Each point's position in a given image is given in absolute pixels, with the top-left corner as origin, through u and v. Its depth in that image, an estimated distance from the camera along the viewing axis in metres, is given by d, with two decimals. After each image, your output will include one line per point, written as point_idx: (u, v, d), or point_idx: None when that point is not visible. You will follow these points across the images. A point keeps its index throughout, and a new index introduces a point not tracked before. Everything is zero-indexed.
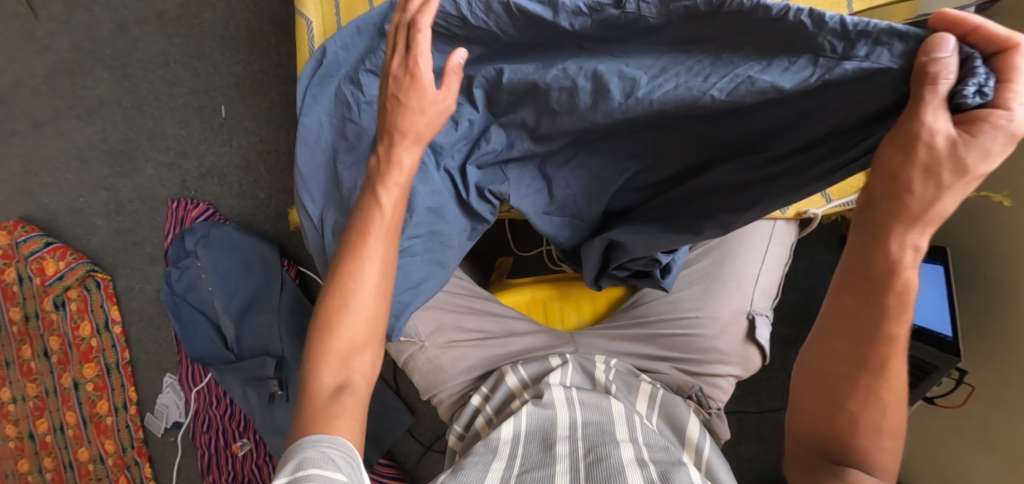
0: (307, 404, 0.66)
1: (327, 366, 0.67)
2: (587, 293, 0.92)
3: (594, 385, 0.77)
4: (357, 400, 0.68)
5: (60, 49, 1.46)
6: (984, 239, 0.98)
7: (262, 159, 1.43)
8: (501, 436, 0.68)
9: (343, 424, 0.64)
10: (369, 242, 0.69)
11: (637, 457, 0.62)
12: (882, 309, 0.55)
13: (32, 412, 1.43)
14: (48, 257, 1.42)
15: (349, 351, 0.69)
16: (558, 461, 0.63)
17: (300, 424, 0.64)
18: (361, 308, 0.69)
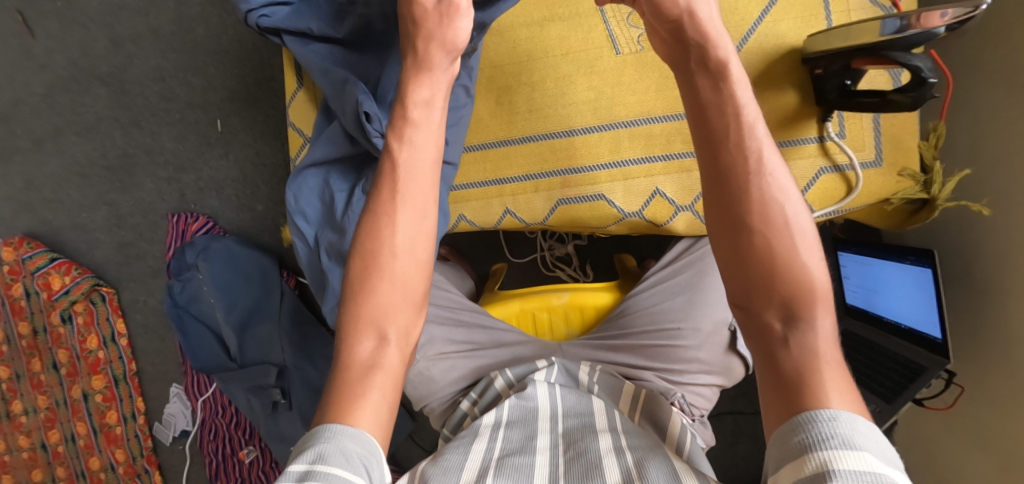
0: (344, 369, 0.63)
1: (360, 337, 0.64)
2: (575, 303, 0.92)
3: (576, 384, 0.78)
4: (389, 379, 0.63)
5: (57, 68, 1.48)
6: (975, 242, 0.98)
7: (259, 172, 1.45)
8: (484, 422, 0.70)
9: (370, 415, 0.60)
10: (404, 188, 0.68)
11: (614, 445, 0.63)
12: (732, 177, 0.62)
13: (44, 423, 1.45)
14: (53, 272, 1.44)
15: (378, 317, 0.65)
16: (539, 452, 0.64)
17: (330, 400, 0.61)
18: (390, 264, 0.66)
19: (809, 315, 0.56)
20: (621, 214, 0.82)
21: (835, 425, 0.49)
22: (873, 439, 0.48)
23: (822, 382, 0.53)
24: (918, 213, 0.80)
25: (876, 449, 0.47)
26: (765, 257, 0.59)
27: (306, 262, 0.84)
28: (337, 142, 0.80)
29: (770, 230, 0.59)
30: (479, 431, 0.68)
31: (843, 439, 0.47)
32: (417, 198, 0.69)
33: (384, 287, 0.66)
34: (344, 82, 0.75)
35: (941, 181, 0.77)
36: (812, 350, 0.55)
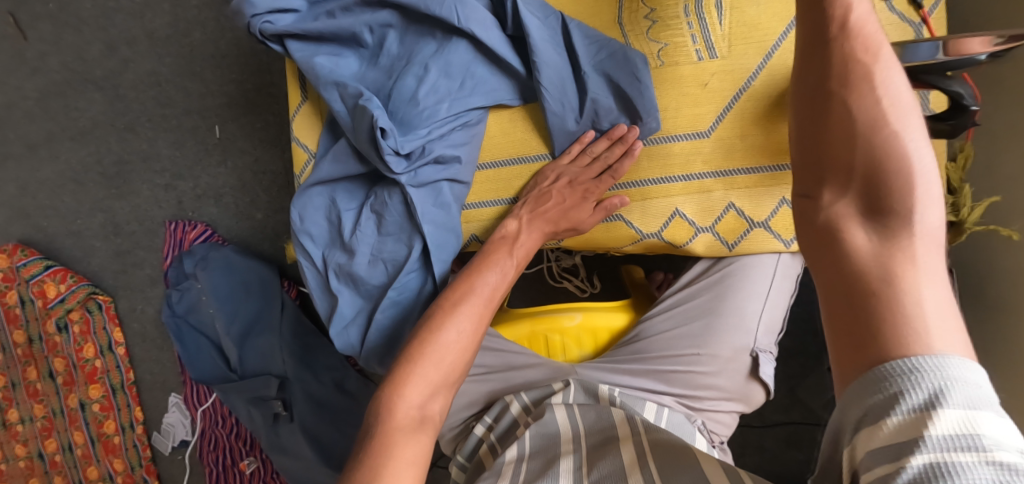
0: (385, 423, 0.63)
1: (411, 395, 0.65)
2: (588, 325, 0.90)
3: (597, 399, 0.76)
4: (429, 442, 0.64)
5: (50, 71, 1.44)
6: (992, 259, 0.96)
7: (258, 179, 1.42)
8: (506, 458, 0.68)
9: (410, 471, 0.60)
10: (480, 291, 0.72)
11: (637, 456, 0.62)
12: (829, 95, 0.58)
13: (41, 432, 1.42)
14: (48, 280, 1.41)
15: (436, 386, 0.66)
16: (561, 475, 0.63)
17: (366, 464, 0.60)
18: (456, 344, 0.69)
19: (914, 272, 0.48)
20: (638, 235, 0.80)
21: (928, 374, 0.43)
22: (971, 385, 0.42)
23: (923, 337, 0.45)
24: (944, 234, 0.78)
25: (975, 398, 0.41)
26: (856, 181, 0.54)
27: (314, 282, 0.82)
28: (344, 160, 0.77)
29: (877, 195, 0.53)
30: (502, 471, 0.66)
31: (932, 389, 0.42)
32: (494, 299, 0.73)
33: (440, 348, 0.68)
34: (357, 99, 0.72)
35: (970, 203, 0.74)
36: (895, 256, 0.49)
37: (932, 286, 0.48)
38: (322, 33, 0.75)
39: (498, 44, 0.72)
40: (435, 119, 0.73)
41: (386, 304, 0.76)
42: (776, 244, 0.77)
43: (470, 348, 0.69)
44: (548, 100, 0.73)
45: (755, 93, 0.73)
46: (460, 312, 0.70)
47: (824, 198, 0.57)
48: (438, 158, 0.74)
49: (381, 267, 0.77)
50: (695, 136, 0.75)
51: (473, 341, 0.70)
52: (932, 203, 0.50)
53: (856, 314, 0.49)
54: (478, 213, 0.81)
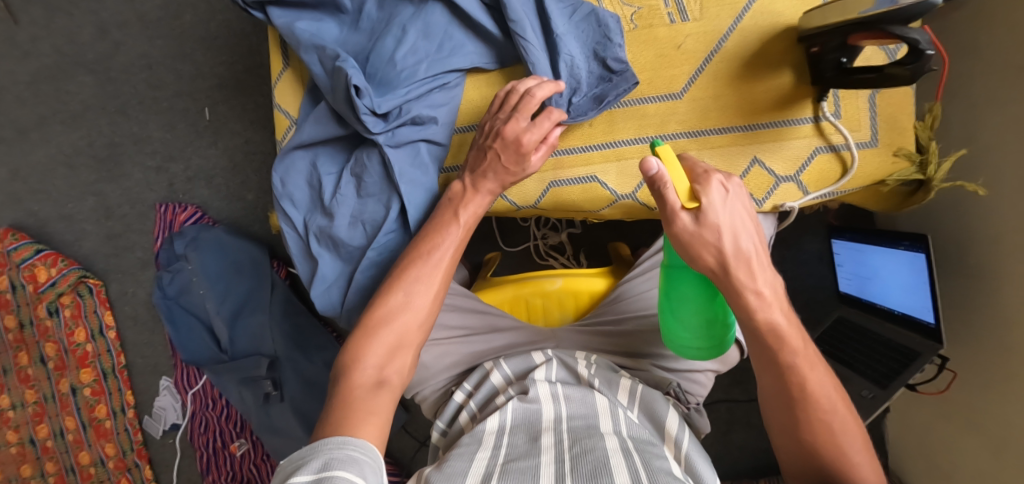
0: (345, 381, 0.65)
1: (372, 354, 0.67)
2: (569, 289, 0.91)
3: (577, 380, 0.76)
4: (390, 399, 0.65)
5: (41, 55, 1.45)
6: (968, 225, 0.98)
7: (249, 160, 1.43)
8: (486, 428, 0.69)
9: (373, 425, 0.62)
10: (436, 253, 0.72)
11: (621, 446, 0.62)
12: (783, 397, 0.67)
13: (32, 418, 1.42)
14: (40, 264, 1.41)
15: (396, 346, 0.68)
16: (543, 451, 0.63)
17: (333, 408, 0.62)
18: (416, 306, 0.70)
19: (836, 422, 0.64)
20: (614, 196, 0.81)
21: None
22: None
23: (856, 479, 0.62)
24: (914, 195, 0.79)
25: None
26: (804, 410, 0.65)
27: (296, 248, 0.83)
28: (325, 123, 0.78)
29: (777, 364, 0.66)
30: (483, 439, 0.67)
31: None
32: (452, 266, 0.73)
33: (401, 315, 0.69)
34: (334, 60, 0.73)
35: (937, 162, 0.76)
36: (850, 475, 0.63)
37: (844, 425, 0.65)
38: None
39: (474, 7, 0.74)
40: (412, 80, 0.74)
41: (366, 265, 0.77)
42: (749, 204, 0.79)
43: (427, 304, 0.70)
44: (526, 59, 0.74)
45: (727, 54, 0.75)
46: (417, 280, 0.71)
47: (780, 425, 0.68)
48: (417, 119, 0.75)
49: (361, 228, 0.78)
50: (669, 97, 0.77)
51: (430, 314, 0.71)
52: (800, 340, 0.67)
53: (814, 468, 0.65)
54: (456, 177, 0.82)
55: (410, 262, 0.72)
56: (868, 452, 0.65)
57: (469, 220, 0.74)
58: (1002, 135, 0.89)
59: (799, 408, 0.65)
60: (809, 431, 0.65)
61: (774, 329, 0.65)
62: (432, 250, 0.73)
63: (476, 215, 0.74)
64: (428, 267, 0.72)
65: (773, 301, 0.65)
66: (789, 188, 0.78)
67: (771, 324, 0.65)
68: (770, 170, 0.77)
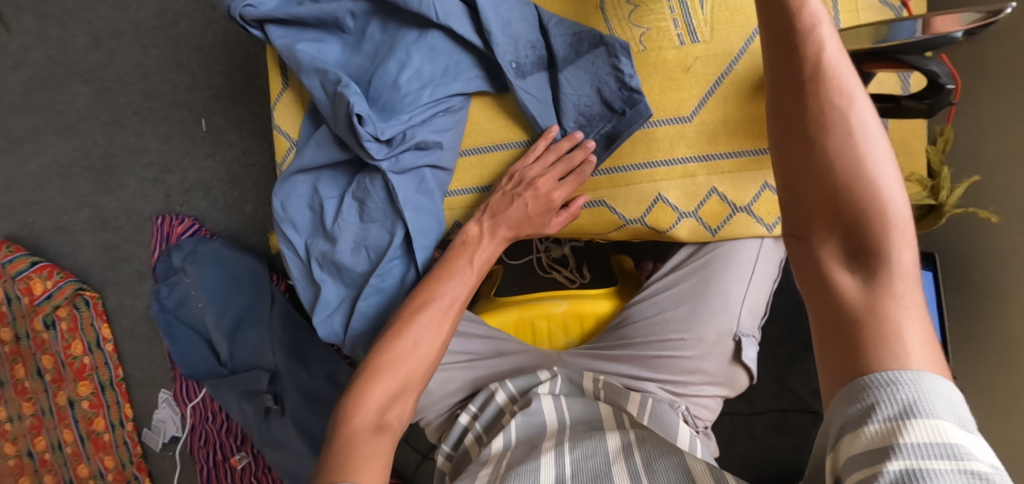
0: (345, 431, 0.64)
1: (371, 399, 0.66)
2: (574, 311, 0.90)
3: (582, 393, 0.76)
4: (390, 442, 0.65)
5: (35, 64, 1.43)
6: (975, 243, 0.97)
7: (246, 172, 1.41)
8: (491, 451, 0.67)
9: (376, 469, 0.61)
10: (444, 300, 0.72)
11: (621, 448, 0.61)
12: (819, 165, 0.53)
13: (30, 430, 1.36)
14: (35, 277, 1.39)
15: (394, 393, 0.67)
16: (546, 453, 0.62)
17: (337, 455, 0.61)
18: (421, 356, 0.69)
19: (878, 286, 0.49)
20: (622, 221, 0.80)
21: (903, 386, 0.43)
22: (947, 404, 0.42)
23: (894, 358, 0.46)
24: (924, 219, 0.79)
25: (950, 414, 0.42)
26: (846, 226, 0.52)
27: (298, 273, 0.81)
28: (326, 147, 0.76)
29: (812, 153, 0.53)
30: (488, 459, 0.66)
31: (906, 403, 0.42)
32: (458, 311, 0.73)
33: (397, 360, 0.68)
34: (336, 84, 0.71)
35: (949, 186, 0.76)
36: (888, 311, 0.48)
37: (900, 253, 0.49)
38: (306, 18, 0.75)
39: (483, 29, 0.73)
40: (416, 105, 0.72)
41: (371, 292, 0.76)
42: (759, 229, 0.77)
43: (431, 355, 0.69)
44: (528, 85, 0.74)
45: (738, 77, 0.74)
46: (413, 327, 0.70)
47: (808, 238, 0.54)
48: (420, 144, 0.74)
49: (365, 254, 0.77)
50: (678, 121, 0.75)
51: (430, 357, 0.70)
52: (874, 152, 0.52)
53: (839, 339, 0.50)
54: (462, 200, 0.82)
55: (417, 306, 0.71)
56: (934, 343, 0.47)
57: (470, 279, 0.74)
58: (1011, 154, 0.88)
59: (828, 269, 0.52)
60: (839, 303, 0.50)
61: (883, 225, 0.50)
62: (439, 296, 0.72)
63: (488, 262, 0.76)
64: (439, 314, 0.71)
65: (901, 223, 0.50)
66: None
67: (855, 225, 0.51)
68: None
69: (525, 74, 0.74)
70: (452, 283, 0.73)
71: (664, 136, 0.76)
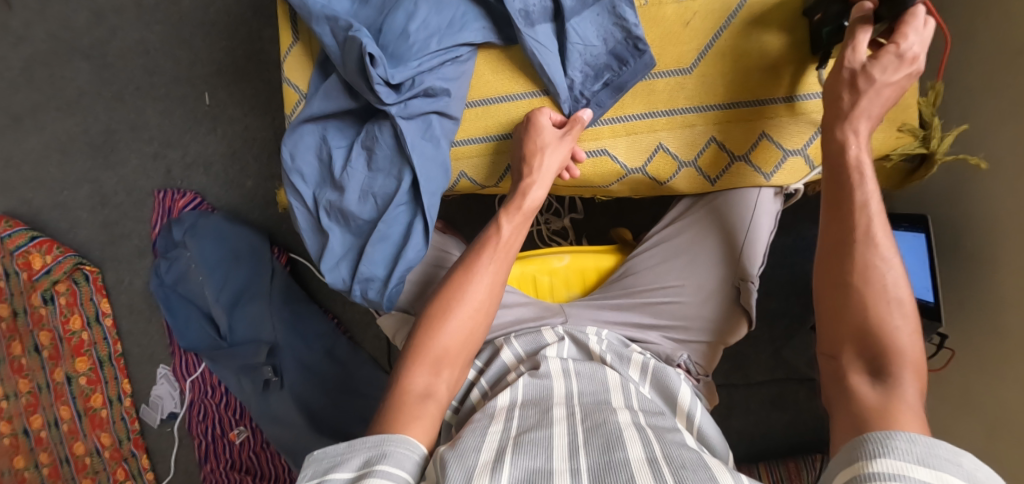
0: (396, 398, 0.68)
1: (419, 370, 0.71)
2: (575, 266, 0.92)
3: (589, 357, 0.77)
4: (438, 409, 0.69)
5: (36, 40, 1.43)
6: (965, 208, 1.00)
7: (248, 146, 1.42)
8: (498, 404, 0.68)
9: (421, 427, 0.65)
10: (484, 261, 0.78)
11: (633, 421, 0.63)
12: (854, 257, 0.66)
13: (25, 409, 1.36)
14: (34, 251, 1.39)
15: (439, 359, 0.72)
16: (557, 422, 0.63)
17: (385, 418, 0.66)
18: (461, 319, 0.74)
19: (876, 258, 0.65)
20: (623, 171, 0.83)
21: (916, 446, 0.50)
22: (956, 464, 0.49)
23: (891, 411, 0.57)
24: (916, 172, 0.84)
25: (960, 470, 0.48)
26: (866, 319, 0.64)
27: (305, 223, 0.85)
28: (335, 96, 0.79)
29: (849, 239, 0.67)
30: (495, 413, 0.66)
31: (920, 457, 0.49)
32: (500, 275, 0.78)
33: (449, 324, 0.74)
34: (347, 31, 0.74)
35: (939, 136, 0.79)
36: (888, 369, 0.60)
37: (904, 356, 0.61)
38: None
39: None
40: (425, 52, 0.75)
41: (377, 238, 0.79)
42: (758, 178, 0.80)
43: (477, 317, 0.75)
44: (534, 32, 0.75)
45: (736, 30, 0.75)
46: (464, 295, 0.76)
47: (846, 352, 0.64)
48: (428, 91, 0.76)
49: (371, 202, 0.80)
50: (678, 73, 0.77)
51: (475, 330, 0.75)
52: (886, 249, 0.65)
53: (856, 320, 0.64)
54: (467, 150, 0.85)
55: (460, 274, 0.78)
56: (913, 317, 0.63)
57: (518, 225, 0.81)
58: (994, 116, 0.91)
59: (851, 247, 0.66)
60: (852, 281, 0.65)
61: (861, 165, 0.68)
62: (484, 259, 0.78)
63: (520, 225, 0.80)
64: (477, 277, 0.77)
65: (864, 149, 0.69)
66: (796, 162, 0.79)
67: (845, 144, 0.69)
68: (778, 145, 0.78)
69: (533, 22, 0.75)
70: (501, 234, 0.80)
71: (667, 87, 0.78)
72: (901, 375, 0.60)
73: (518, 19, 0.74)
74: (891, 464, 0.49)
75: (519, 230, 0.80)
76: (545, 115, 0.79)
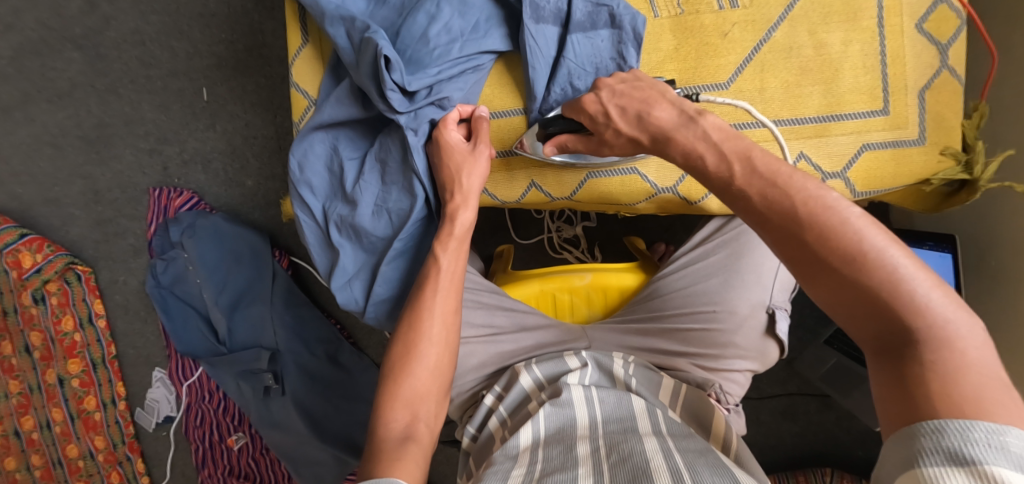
0: (377, 443, 0.64)
1: (395, 411, 0.67)
2: (598, 284, 0.89)
3: (613, 382, 0.73)
4: (423, 450, 0.65)
5: (25, 28, 1.36)
6: (991, 226, 0.96)
7: (249, 144, 1.37)
8: (519, 443, 0.63)
9: (406, 471, 0.61)
10: (433, 295, 0.72)
11: (662, 446, 0.58)
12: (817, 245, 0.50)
13: (17, 409, 1.33)
14: (24, 250, 1.33)
15: (416, 399, 0.68)
16: (580, 463, 0.58)
17: (371, 463, 0.62)
18: (428, 356, 0.70)
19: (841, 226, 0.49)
20: (653, 189, 0.78)
21: (950, 436, 0.41)
22: (997, 447, 0.40)
23: (971, 394, 0.43)
24: (956, 194, 0.79)
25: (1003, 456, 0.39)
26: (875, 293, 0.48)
27: (313, 237, 0.81)
28: (347, 103, 0.75)
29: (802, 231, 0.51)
30: (517, 454, 0.62)
31: (950, 454, 0.40)
32: (451, 303, 0.72)
33: (416, 367, 0.69)
34: (363, 33, 0.70)
35: (983, 162, 0.74)
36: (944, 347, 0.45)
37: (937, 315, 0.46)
38: None
39: None
40: (446, 59, 0.72)
41: (394, 256, 0.76)
42: None
43: (438, 356, 0.70)
44: (536, 26, 0.72)
45: (775, 44, 0.74)
46: (419, 336, 0.70)
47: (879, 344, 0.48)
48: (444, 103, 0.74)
49: (386, 218, 0.76)
50: (714, 87, 0.75)
51: (445, 365, 0.71)
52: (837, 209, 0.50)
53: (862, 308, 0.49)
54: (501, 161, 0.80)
55: (413, 310, 0.72)
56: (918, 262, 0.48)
57: (458, 253, 0.73)
58: (1011, 129, 0.85)
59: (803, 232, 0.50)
60: (838, 265, 0.49)
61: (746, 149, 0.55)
62: (431, 295, 0.72)
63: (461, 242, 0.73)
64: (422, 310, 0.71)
65: (725, 136, 0.58)
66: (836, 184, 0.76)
67: (690, 155, 0.59)
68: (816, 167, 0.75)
69: (542, 18, 0.73)
70: (442, 259, 0.73)
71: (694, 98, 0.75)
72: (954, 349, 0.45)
73: (526, 10, 0.71)
74: (917, 475, 0.41)
75: (457, 253, 0.73)
76: (450, 129, 0.73)
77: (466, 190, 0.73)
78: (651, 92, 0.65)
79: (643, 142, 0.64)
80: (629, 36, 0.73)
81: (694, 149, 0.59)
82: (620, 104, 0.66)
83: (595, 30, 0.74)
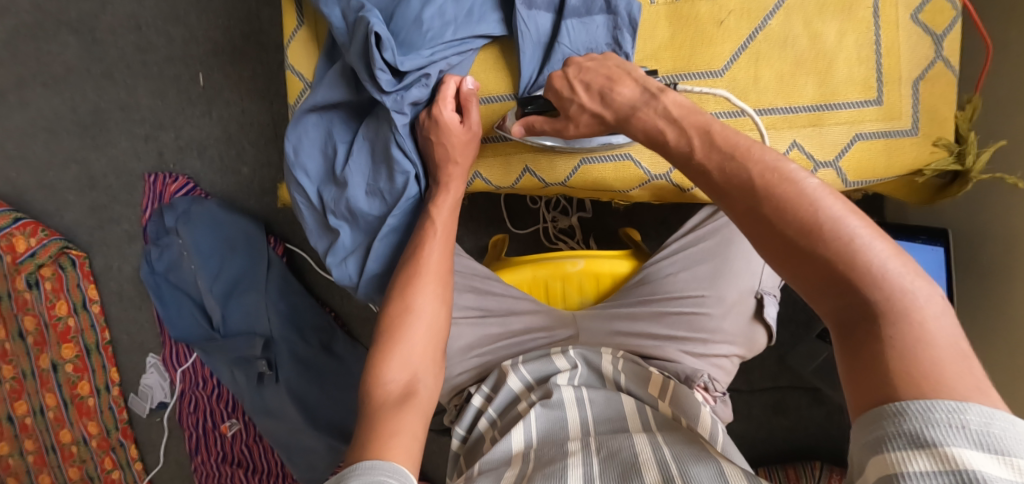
0: (375, 397, 0.64)
1: (393, 367, 0.66)
2: (590, 271, 0.89)
3: (603, 381, 0.73)
4: (421, 409, 0.64)
5: (21, 12, 1.36)
6: (983, 221, 0.96)
7: (245, 131, 1.36)
8: (509, 447, 0.63)
9: (404, 441, 0.58)
10: (428, 249, 0.73)
11: (650, 442, 0.58)
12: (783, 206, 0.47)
13: (10, 394, 1.32)
14: (18, 234, 1.33)
15: (415, 355, 0.68)
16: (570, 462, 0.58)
17: (368, 419, 0.61)
18: (428, 311, 0.70)
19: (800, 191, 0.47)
20: (646, 176, 0.79)
21: (912, 417, 0.37)
22: (964, 428, 0.36)
23: (929, 363, 0.39)
24: (948, 187, 0.80)
25: (967, 437, 0.35)
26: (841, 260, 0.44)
27: (311, 221, 0.81)
28: (340, 86, 0.75)
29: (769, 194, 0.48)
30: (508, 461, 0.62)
31: (913, 438, 0.36)
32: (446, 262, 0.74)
33: (414, 324, 0.69)
34: (358, 12, 0.70)
35: (975, 152, 0.75)
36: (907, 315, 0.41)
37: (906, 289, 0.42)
38: None
39: None
40: (438, 42, 0.72)
41: (387, 231, 0.77)
42: None
43: (436, 316, 0.71)
44: (530, 12, 0.73)
45: (771, 33, 0.74)
46: (416, 292, 0.71)
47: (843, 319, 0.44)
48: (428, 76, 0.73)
49: (381, 197, 0.77)
50: (708, 75, 0.75)
51: (441, 323, 0.71)
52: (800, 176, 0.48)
53: (823, 280, 0.45)
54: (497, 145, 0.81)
55: (407, 270, 0.73)
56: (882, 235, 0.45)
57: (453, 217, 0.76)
58: (1005, 123, 0.86)
59: (758, 200, 0.48)
60: (785, 224, 0.47)
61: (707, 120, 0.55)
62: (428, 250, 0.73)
63: (451, 210, 0.75)
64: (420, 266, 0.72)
65: (684, 107, 0.57)
66: (828, 174, 0.76)
67: (650, 132, 0.59)
68: (808, 155, 0.75)
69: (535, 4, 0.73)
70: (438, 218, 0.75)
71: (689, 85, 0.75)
72: (917, 323, 0.41)
73: None
74: (883, 463, 0.37)
75: (451, 215, 0.75)
76: (446, 107, 0.73)
77: (456, 159, 0.75)
78: (616, 71, 0.66)
79: (607, 120, 0.65)
80: (624, 22, 0.73)
81: (655, 125, 0.59)
82: (587, 81, 0.67)
83: (590, 16, 0.74)
